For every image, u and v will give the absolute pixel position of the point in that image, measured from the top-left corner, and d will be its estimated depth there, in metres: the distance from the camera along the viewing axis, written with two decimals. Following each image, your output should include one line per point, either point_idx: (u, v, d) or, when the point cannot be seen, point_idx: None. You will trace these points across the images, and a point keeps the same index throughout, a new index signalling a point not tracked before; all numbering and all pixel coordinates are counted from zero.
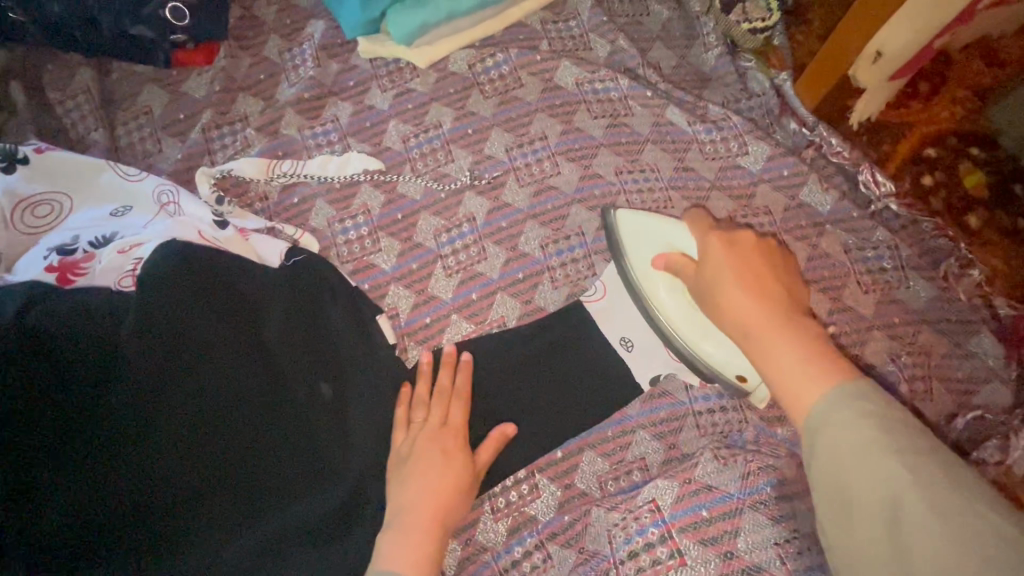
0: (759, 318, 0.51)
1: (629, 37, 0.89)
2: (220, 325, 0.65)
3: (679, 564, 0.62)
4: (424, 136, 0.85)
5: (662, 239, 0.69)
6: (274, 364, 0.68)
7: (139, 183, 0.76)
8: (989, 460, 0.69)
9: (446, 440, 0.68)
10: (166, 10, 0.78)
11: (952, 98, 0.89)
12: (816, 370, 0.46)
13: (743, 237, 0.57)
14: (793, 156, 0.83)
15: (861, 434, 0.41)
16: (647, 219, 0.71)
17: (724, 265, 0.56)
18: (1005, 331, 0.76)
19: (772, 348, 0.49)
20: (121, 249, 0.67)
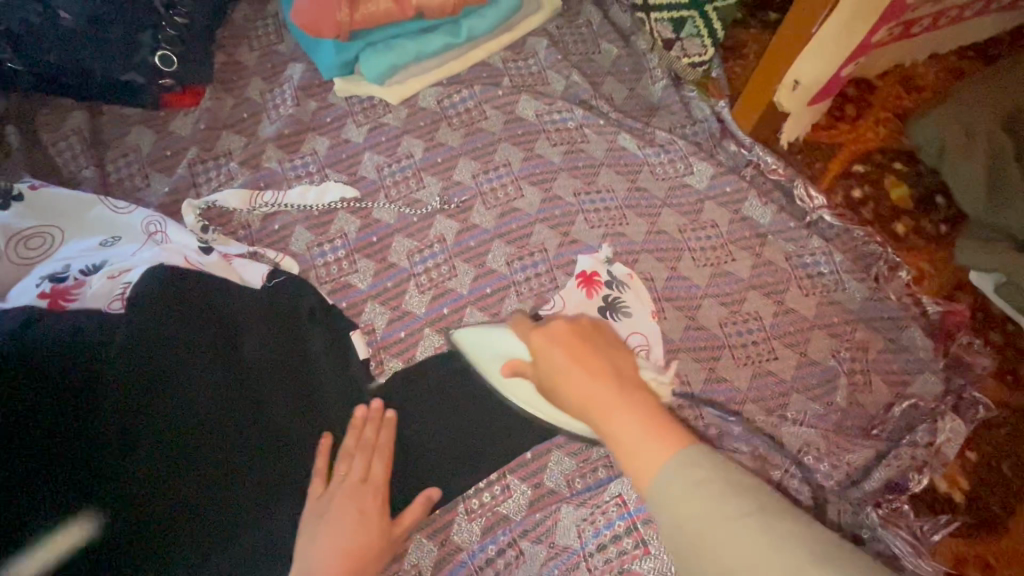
0: (600, 399, 0.54)
1: (583, 73, 0.98)
2: (202, 343, 0.69)
3: (643, 553, 0.71)
4: (396, 166, 0.91)
5: (501, 348, 0.74)
6: (253, 380, 0.72)
7: (128, 215, 0.81)
8: (920, 442, 0.75)
9: (367, 498, 0.69)
10: (155, 57, 0.85)
11: (875, 120, 0.99)
12: (654, 437, 0.49)
13: (561, 326, 0.63)
14: (734, 175, 0.91)
15: (701, 487, 0.44)
16: (486, 332, 0.76)
17: (556, 360, 0.60)
18: (934, 326, 0.83)
19: (612, 424, 0.52)
20: (110, 275, 0.72)
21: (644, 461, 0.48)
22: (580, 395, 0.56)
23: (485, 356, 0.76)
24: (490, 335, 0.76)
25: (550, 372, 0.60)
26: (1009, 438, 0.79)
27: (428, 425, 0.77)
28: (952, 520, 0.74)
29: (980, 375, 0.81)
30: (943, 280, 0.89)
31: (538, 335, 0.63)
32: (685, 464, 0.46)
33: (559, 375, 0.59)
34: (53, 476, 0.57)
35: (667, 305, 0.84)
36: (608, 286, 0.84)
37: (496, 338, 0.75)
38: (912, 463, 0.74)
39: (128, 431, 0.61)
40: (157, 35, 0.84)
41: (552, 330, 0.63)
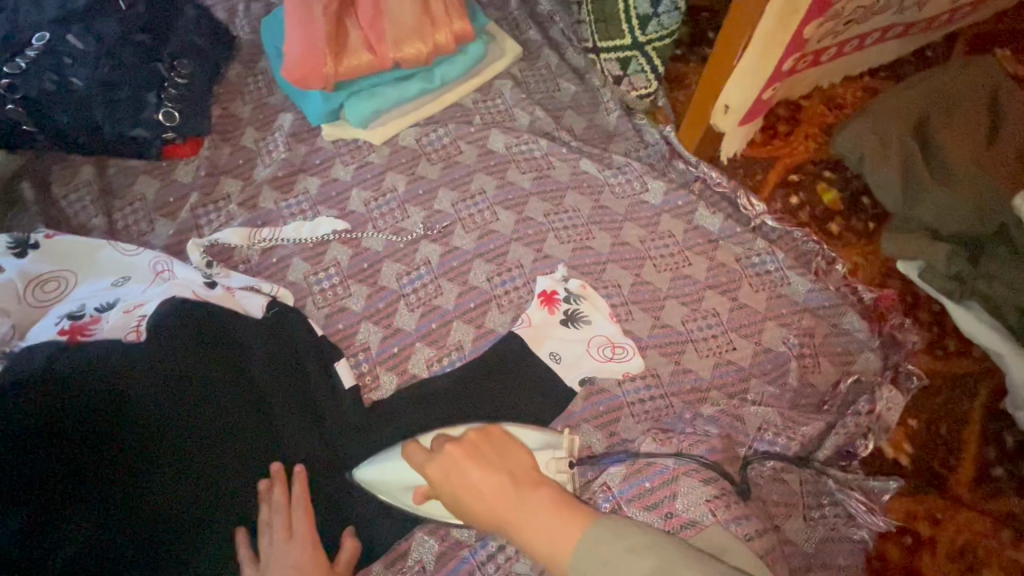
0: (502, 505, 0.59)
1: (545, 108, 1.10)
2: (215, 362, 0.75)
3: None
4: (382, 199, 1.01)
5: (404, 479, 0.77)
6: (259, 394, 0.78)
7: (135, 257, 0.89)
8: (862, 411, 0.83)
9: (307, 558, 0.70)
10: (158, 114, 0.94)
11: (805, 135, 1.12)
12: (561, 521, 0.55)
13: (455, 451, 0.66)
14: (685, 190, 1.03)
15: (610, 553, 0.50)
16: (384, 462, 0.78)
17: (456, 479, 0.65)
18: (869, 311, 0.94)
19: (522, 522, 0.57)
20: (126, 310, 0.78)
21: (562, 546, 0.53)
22: (487, 509, 0.61)
23: (387, 490, 0.78)
24: (386, 469, 0.78)
25: (459, 495, 0.64)
26: (943, 405, 0.89)
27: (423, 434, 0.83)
28: (899, 480, 0.83)
29: (913, 350, 0.91)
30: (875, 270, 1.01)
31: (434, 468, 0.68)
32: (589, 543, 0.51)
33: (467, 498, 0.63)
34: (76, 500, 0.61)
35: (634, 307, 0.94)
36: (566, 301, 0.92)
37: (397, 466, 0.77)
38: (857, 429, 0.83)
39: (152, 451, 0.66)
40: (161, 94, 0.94)
41: (448, 457, 0.67)
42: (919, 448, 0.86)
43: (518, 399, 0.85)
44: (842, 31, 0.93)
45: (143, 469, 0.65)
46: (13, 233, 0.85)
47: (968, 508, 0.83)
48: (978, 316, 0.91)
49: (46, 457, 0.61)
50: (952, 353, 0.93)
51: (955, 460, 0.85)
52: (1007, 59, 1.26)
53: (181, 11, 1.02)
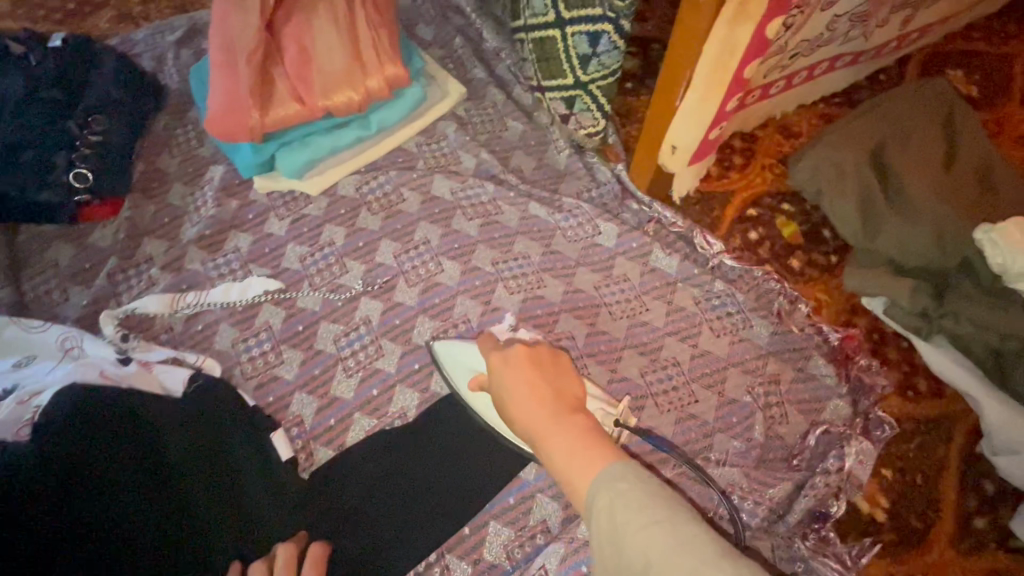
0: (539, 418, 0.61)
1: (491, 150, 1.05)
2: (124, 462, 0.66)
3: None
4: (319, 254, 0.95)
5: (471, 361, 0.78)
6: (176, 498, 0.68)
7: (42, 333, 0.79)
8: (831, 469, 0.79)
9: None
10: (69, 176, 0.88)
11: (761, 167, 1.09)
12: (585, 454, 0.55)
13: (511, 360, 0.67)
14: (639, 231, 0.98)
15: (625, 490, 0.50)
16: (452, 348, 0.80)
17: (505, 378, 0.66)
18: (835, 353, 0.89)
19: (550, 441, 0.58)
20: (19, 399, 0.70)
21: (578, 476, 0.55)
22: (524, 417, 0.62)
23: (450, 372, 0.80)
24: (457, 354, 0.80)
25: (503, 395, 0.65)
26: (918, 452, 0.84)
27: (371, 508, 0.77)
28: (876, 540, 0.78)
29: (882, 394, 0.87)
30: (839, 307, 0.97)
31: (496, 359, 0.68)
32: (606, 482, 0.51)
33: (508, 404, 0.64)
34: None
35: (589, 360, 0.88)
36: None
37: (465, 351, 0.79)
38: (828, 490, 0.79)
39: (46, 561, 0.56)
40: (71, 154, 0.87)
41: (508, 357, 0.67)
42: (895, 501, 0.81)
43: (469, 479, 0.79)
44: (788, 66, 0.91)
45: None
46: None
47: (950, 565, 0.78)
48: (947, 355, 0.87)
49: None
50: (924, 394, 0.89)
51: (932, 512, 0.81)
52: (959, 80, 1.25)
53: (99, 65, 0.96)
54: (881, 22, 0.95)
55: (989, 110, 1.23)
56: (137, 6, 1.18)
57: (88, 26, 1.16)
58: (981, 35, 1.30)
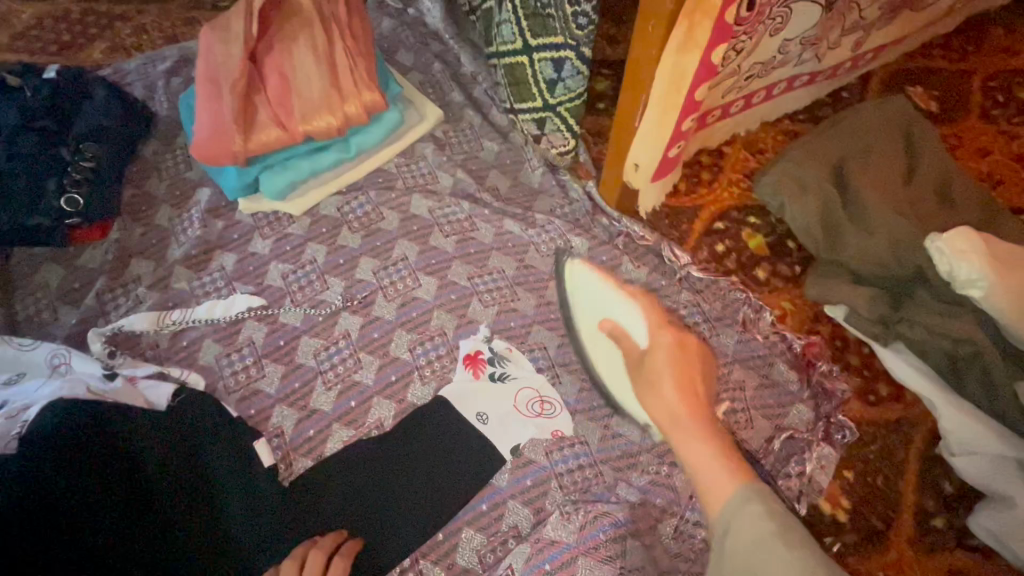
0: (691, 417, 0.70)
1: (467, 169, 1.10)
2: (91, 498, 0.69)
3: None
4: (301, 272, 0.98)
5: (603, 304, 0.88)
6: (145, 529, 0.71)
7: (33, 351, 0.82)
8: (792, 473, 0.83)
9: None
10: (60, 201, 0.92)
11: (729, 182, 1.13)
12: (725, 467, 0.65)
13: (658, 355, 0.76)
14: (609, 245, 1.02)
15: (768, 523, 0.59)
16: (594, 287, 0.89)
17: (665, 364, 0.75)
18: (799, 359, 0.92)
19: (693, 443, 0.68)
20: (7, 414, 0.73)
21: (716, 484, 0.64)
22: (673, 407, 0.71)
23: (589, 288, 0.90)
24: (606, 287, 0.88)
25: (655, 378, 0.74)
26: (878, 454, 0.87)
27: (352, 515, 0.80)
28: (835, 541, 0.81)
29: (844, 399, 0.90)
30: (804, 315, 1.00)
31: (662, 343, 0.78)
32: (743, 500, 0.61)
33: (648, 391, 0.74)
34: None
35: (561, 370, 0.91)
36: (491, 362, 0.91)
37: (599, 299, 0.88)
38: (789, 495, 0.82)
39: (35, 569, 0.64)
40: (62, 180, 0.92)
41: (669, 349, 0.77)
42: (856, 502, 0.84)
43: (439, 491, 0.81)
44: (745, 86, 0.95)
45: None
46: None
47: (910, 564, 0.81)
48: (906, 360, 0.90)
49: None
50: (885, 399, 0.92)
51: (892, 512, 0.83)
52: (920, 96, 1.30)
53: (90, 94, 1.01)
54: (834, 44, 1.00)
55: (949, 124, 1.28)
56: (129, 38, 1.24)
57: (83, 57, 1.21)
58: (940, 52, 1.36)
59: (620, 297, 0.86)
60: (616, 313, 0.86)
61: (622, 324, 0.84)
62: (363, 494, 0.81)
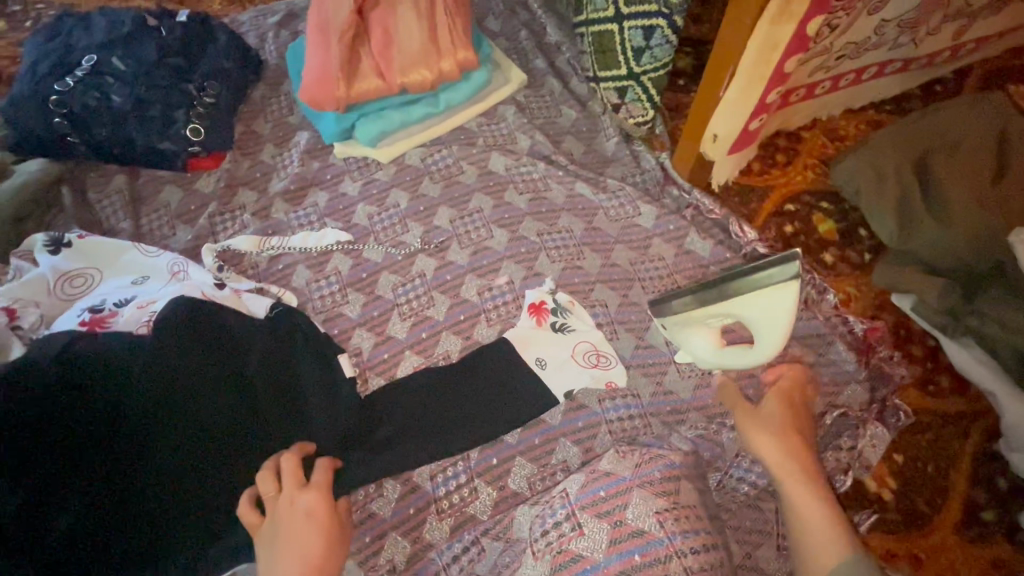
0: (801, 473, 0.70)
1: (545, 133, 1.15)
2: (204, 374, 0.78)
3: (578, 534, 0.69)
4: (385, 214, 1.06)
5: (762, 318, 0.71)
6: (243, 408, 0.79)
7: (157, 258, 0.94)
8: (843, 447, 0.83)
9: (313, 527, 0.69)
10: (186, 130, 1.03)
11: (803, 166, 1.13)
12: (837, 529, 0.64)
13: (777, 412, 0.78)
14: (676, 216, 1.05)
15: None
16: (773, 302, 0.70)
17: (783, 422, 0.76)
18: (859, 341, 0.93)
19: (810, 498, 0.67)
20: (138, 305, 0.84)
21: (825, 539, 0.63)
22: (784, 464, 0.72)
23: (760, 304, 0.70)
24: (775, 322, 0.71)
25: (770, 431, 0.75)
26: (931, 442, 0.88)
27: (422, 421, 0.86)
28: (877, 515, 0.82)
29: (902, 384, 0.90)
30: (868, 302, 1.01)
31: (782, 403, 0.79)
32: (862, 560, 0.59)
33: (766, 444, 0.74)
34: (80, 459, 0.69)
35: (619, 327, 0.96)
36: (554, 313, 0.95)
37: (765, 316, 0.71)
38: (837, 465, 0.82)
39: (158, 419, 0.73)
40: (189, 112, 1.03)
41: (786, 412, 0.78)
42: (903, 484, 0.85)
43: (489, 417, 0.86)
44: (834, 67, 0.96)
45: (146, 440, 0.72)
46: (50, 232, 0.92)
47: (952, 549, 0.81)
48: (971, 354, 0.90)
49: (67, 418, 0.70)
50: (944, 390, 0.92)
51: (940, 498, 0.84)
52: None
53: (214, 38, 1.12)
54: (932, 31, 0.99)
55: None
56: None
57: (203, 7, 1.33)
58: None
59: (773, 340, 0.73)
60: (757, 339, 0.74)
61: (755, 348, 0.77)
62: (434, 404, 0.87)
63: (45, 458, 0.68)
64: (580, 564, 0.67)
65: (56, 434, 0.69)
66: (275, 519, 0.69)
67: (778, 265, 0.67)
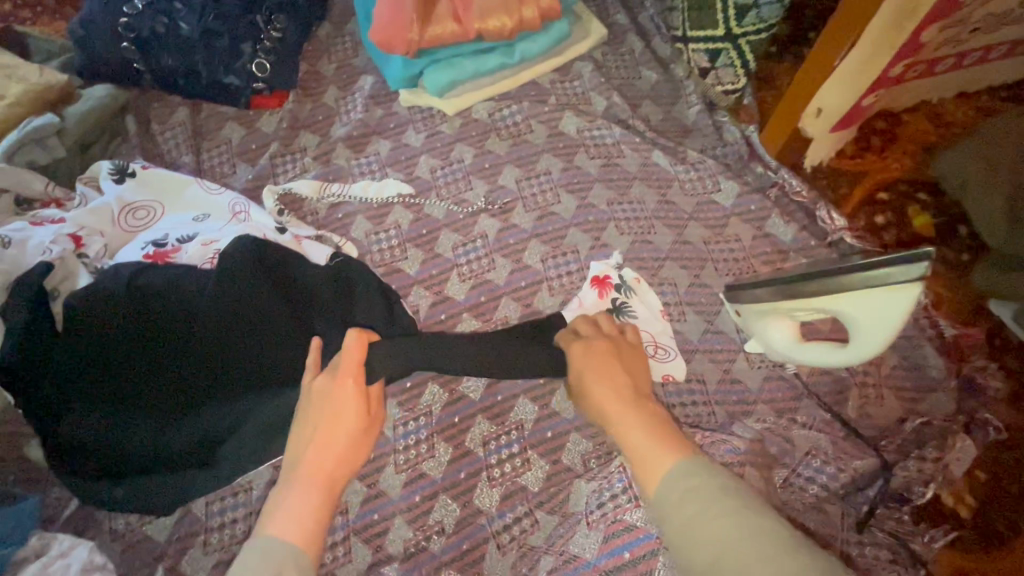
0: (614, 406, 0.62)
1: (623, 95, 1.07)
2: (259, 314, 0.74)
3: (636, 505, 0.67)
4: (449, 169, 1.02)
5: (869, 320, 0.65)
6: (295, 352, 0.76)
7: (219, 196, 0.91)
8: (928, 457, 0.77)
9: (347, 409, 0.64)
10: (252, 65, 1.00)
11: (902, 152, 1.04)
12: (660, 445, 0.54)
13: (577, 359, 0.71)
14: (759, 194, 0.98)
15: (696, 498, 0.47)
16: (887, 307, 0.63)
17: (584, 364, 0.70)
18: (948, 347, 0.86)
19: (624, 425, 0.59)
20: (203, 243, 0.82)
21: (646, 462, 0.54)
22: (598, 405, 0.64)
23: (865, 303, 0.64)
24: (883, 325, 0.64)
25: (584, 378, 0.68)
26: (1018, 461, 0.82)
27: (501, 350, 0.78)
28: (952, 531, 0.77)
29: (993, 398, 0.84)
30: (961, 305, 0.93)
31: (577, 349, 0.73)
32: (684, 468, 0.51)
33: (587, 397, 0.67)
34: (143, 384, 0.71)
35: (687, 308, 0.91)
36: (618, 290, 0.90)
37: (874, 320, 0.64)
38: (919, 475, 0.77)
39: (214, 354, 0.73)
40: (256, 46, 0.99)
41: (583, 354, 0.71)
42: (982, 502, 0.80)
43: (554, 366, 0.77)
44: (964, 41, 0.86)
45: (202, 373, 0.72)
46: (114, 161, 0.90)
47: None
48: None
49: (132, 343, 0.72)
50: None
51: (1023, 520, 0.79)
52: None
53: None
54: None
55: None
56: None
57: None
58: None
59: (877, 344, 0.67)
60: (854, 338, 0.68)
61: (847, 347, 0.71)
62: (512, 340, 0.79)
63: (113, 380, 0.71)
64: (633, 533, 0.64)
65: (122, 357, 0.71)
66: (307, 397, 0.66)
67: (901, 267, 0.60)
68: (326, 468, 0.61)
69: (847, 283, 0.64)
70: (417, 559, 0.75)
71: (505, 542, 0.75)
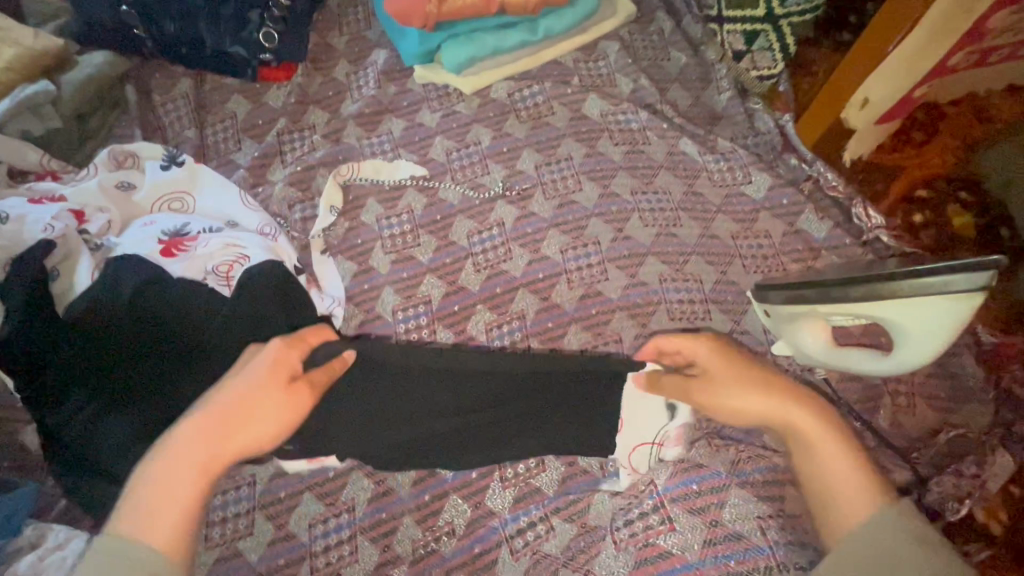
0: (795, 416, 0.58)
1: (650, 77, 1.01)
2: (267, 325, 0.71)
3: (669, 529, 0.65)
4: (465, 151, 0.96)
5: (915, 328, 0.61)
6: None
7: (250, 212, 0.85)
8: (966, 473, 0.74)
9: (262, 395, 0.58)
10: (259, 34, 0.94)
11: (944, 146, 0.97)
12: (866, 481, 0.54)
13: (721, 358, 0.64)
14: (792, 188, 0.93)
15: (909, 548, 0.48)
16: (937, 316, 0.59)
17: (738, 362, 0.63)
18: (986, 356, 0.82)
19: (821, 446, 0.56)
20: (226, 244, 0.77)
21: (851, 499, 0.53)
22: (769, 413, 0.59)
23: (913, 309, 0.60)
24: (930, 333, 0.60)
25: (743, 377, 0.62)
26: None
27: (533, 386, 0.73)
28: (985, 550, 0.74)
29: None
30: (1001, 312, 0.89)
31: (715, 344, 0.66)
32: (904, 513, 0.50)
33: (740, 398, 0.61)
34: (137, 378, 0.67)
35: (712, 306, 0.87)
36: None
37: (921, 328, 0.60)
38: (954, 492, 0.73)
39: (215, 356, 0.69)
40: (264, 14, 0.94)
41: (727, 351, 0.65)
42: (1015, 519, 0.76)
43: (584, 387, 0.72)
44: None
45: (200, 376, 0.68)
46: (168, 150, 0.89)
47: None
48: None
49: (132, 333, 0.68)
50: None
51: None
52: None
53: None
54: None
55: None
56: None
57: None
58: None
59: (920, 352, 0.63)
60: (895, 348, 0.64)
61: (885, 356, 0.67)
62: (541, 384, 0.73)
63: (108, 369, 0.66)
64: (669, 561, 0.63)
65: (120, 347, 0.67)
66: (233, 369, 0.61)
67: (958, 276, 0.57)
68: (214, 458, 0.54)
69: (899, 288, 0.59)
70: (426, 562, 0.72)
71: (517, 547, 0.73)
